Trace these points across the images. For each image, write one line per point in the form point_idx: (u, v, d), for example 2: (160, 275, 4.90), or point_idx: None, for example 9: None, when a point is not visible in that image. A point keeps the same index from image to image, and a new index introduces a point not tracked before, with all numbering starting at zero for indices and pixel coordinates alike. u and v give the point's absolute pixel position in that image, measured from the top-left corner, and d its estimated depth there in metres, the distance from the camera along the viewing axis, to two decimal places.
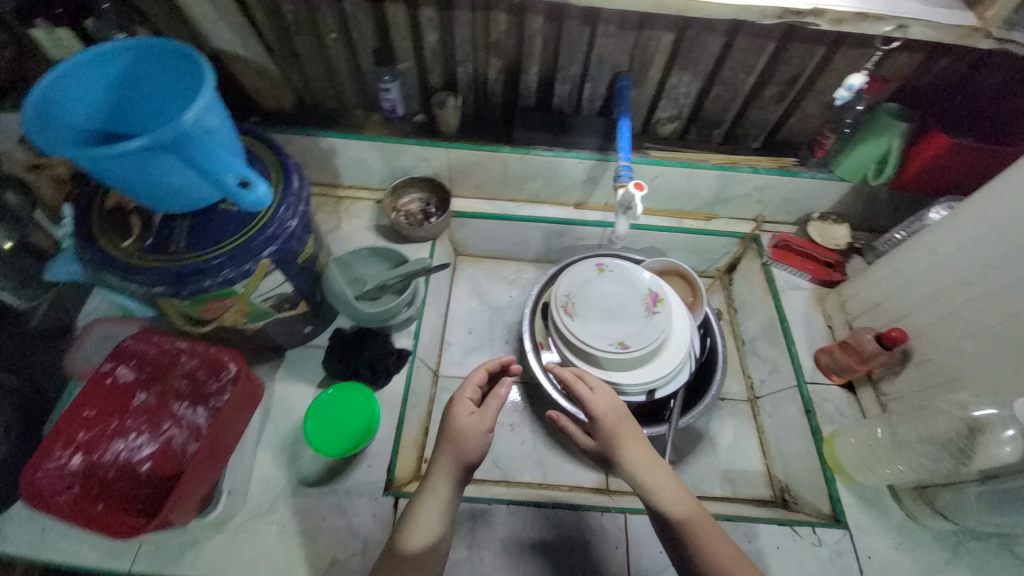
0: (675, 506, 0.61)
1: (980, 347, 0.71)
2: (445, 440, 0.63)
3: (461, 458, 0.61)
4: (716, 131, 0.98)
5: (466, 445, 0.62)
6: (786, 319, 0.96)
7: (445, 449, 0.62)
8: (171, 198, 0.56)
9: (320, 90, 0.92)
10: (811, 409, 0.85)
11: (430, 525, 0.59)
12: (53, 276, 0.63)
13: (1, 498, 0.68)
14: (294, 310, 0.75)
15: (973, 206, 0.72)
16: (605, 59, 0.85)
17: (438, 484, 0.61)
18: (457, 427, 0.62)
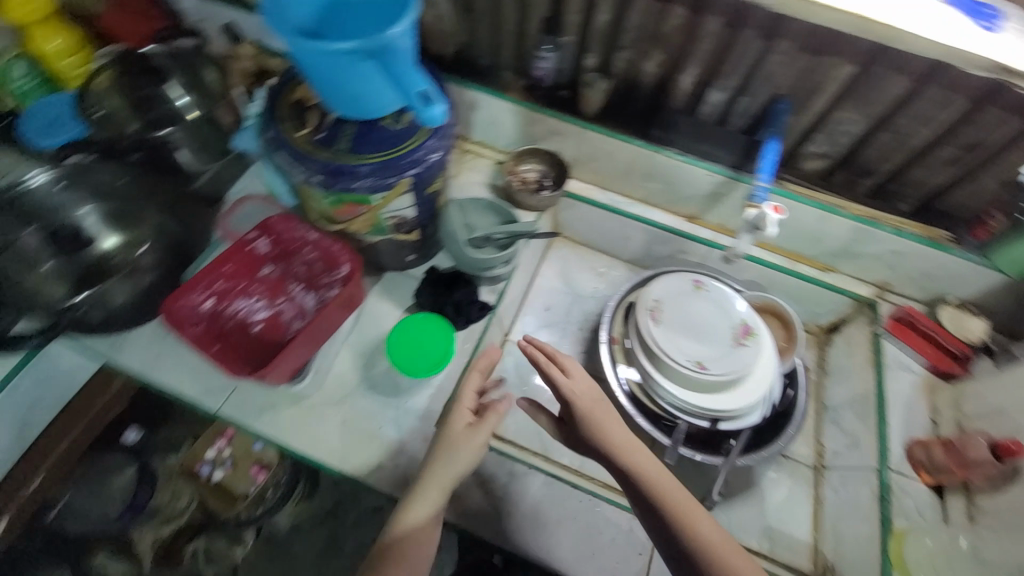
0: (664, 491, 0.67)
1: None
2: (440, 449, 0.70)
3: (459, 466, 0.69)
4: (866, 181, 0.90)
5: (456, 438, 0.70)
6: (885, 397, 0.88)
7: (444, 452, 0.70)
8: (354, 101, 0.62)
9: (478, 46, 0.96)
10: (887, 496, 0.78)
11: (425, 512, 0.67)
12: (239, 145, 0.77)
13: (127, 320, 0.76)
14: (407, 235, 0.81)
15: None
16: (771, 77, 0.82)
17: (432, 481, 0.68)
18: (454, 438, 0.70)
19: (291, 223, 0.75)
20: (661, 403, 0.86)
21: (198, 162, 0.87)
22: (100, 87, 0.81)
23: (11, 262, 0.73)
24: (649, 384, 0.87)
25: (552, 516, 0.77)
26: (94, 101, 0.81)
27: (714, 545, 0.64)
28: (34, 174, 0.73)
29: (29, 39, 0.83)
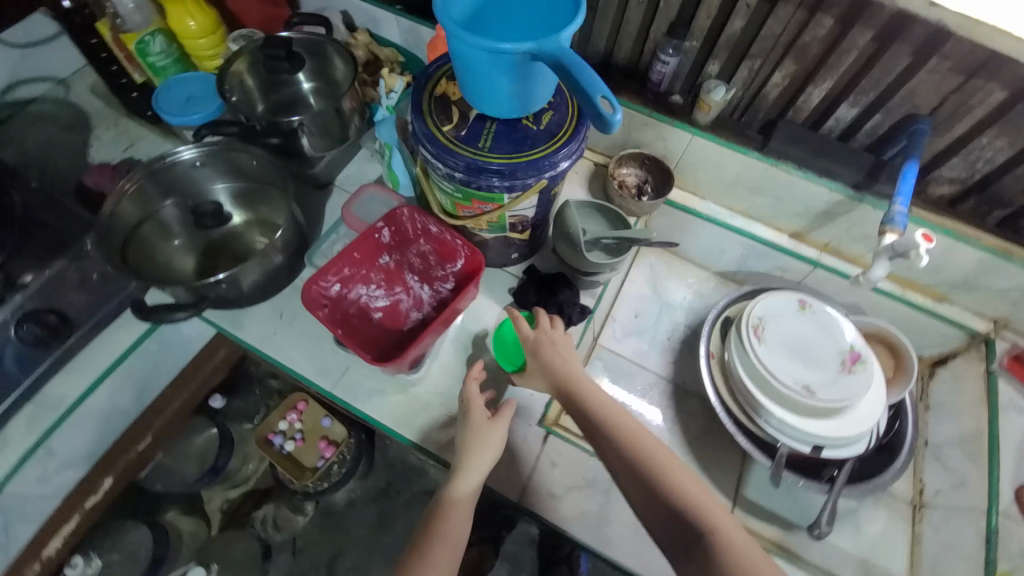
0: (621, 422, 0.66)
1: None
2: (464, 439, 0.71)
3: (486, 459, 0.70)
4: (998, 211, 0.85)
5: (480, 426, 0.72)
6: (996, 440, 0.84)
7: (474, 443, 0.71)
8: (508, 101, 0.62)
9: (595, 44, 0.94)
10: (993, 540, 0.76)
11: (459, 496, 0.68)
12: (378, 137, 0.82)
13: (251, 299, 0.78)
14: (520, 234, 0.80)
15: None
16: (913, 97, 0.78)
17: (465, 469, 0.70)
18: (477, 432, 0.71)
19: (415, 215, 0.75)
20: (760, 421, 0.85)
21: (316, 149, 0.87)
22: (237, 70, 0.84)
23: (151, 232, 0.77)
24: (748, 402, 0.86)
25: None
26: (234, 85, 0.83)
27: (672, 473, 0.62)
28: (180, 149, 0.77)
29: (171, 15, 0.85)
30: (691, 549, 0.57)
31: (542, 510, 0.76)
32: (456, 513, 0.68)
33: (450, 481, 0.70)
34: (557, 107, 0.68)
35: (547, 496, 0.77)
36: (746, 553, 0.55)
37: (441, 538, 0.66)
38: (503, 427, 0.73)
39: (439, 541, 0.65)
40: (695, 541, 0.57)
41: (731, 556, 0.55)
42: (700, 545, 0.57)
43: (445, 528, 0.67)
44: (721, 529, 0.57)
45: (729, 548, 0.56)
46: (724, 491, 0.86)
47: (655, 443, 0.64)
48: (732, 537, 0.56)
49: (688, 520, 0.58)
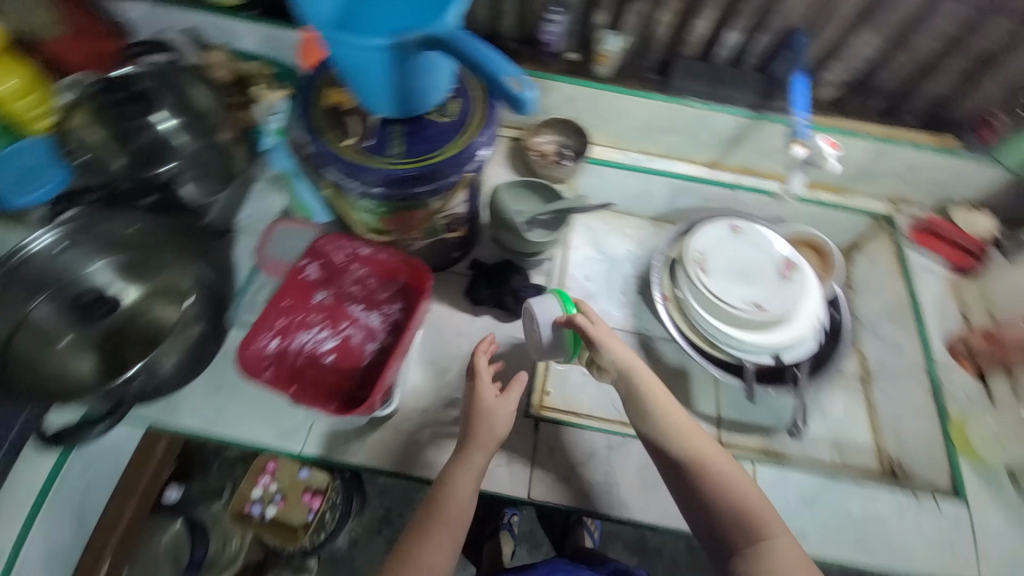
0: (694, 440, 0.70)
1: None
2: (472, 421, 0.69)
3: (491, 439, 0.68)
4: (877, 101, 0.93)
5: (487, 407, 0.69)
6: (917, 304, 0.95)
7: (482, 422, 0.68)
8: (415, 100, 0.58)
9: (478, 16, 0.90)
10: (938, 392, 0.87)
11: (462, 483, 0.65)
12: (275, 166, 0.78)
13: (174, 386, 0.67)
14: (455, 233, 0.77)
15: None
16: (789, 11, 0.82)
17: (469, 452, 0.67)
18: (484, 412, 0.69)
19: (342, 241, 0.68)
20: (725, 346, 0.89)
21: (202, 193, 0.76)
22: (77, 127, 0.74)
23: (28, 342, 0.65)
24: (711, 333, 0.89)
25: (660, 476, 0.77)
26: (76, 144, 0.74)
27: (737, 486, 0.68)
28: (33, 238, 0.64)
29: None
30: (736, 553, 0.65)
31: (552, 497, 0.75)
32: (455, 499, 0.64)
33: (450, 469, 0.66)
34: (461, 93, 0.65)
35: (555, 482, 0.76)
36: (794, 563, 0.62)
37: (440, 526, 0.63)
38: (509, 406, 0.71)
39: (435, 531, 0.63)
40: (743, 548, 0.64)
41: (776, 561, 0.63)
42: (748, 550, 0.64)
43: (445, 516, 0.64)
44: (774, 538, 0.64)
45: (778, 556, 0.63)
46: (710, 420, 0.90)
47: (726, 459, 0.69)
48: (783, 549, 0.63)
49: (742, 533, 0.65)
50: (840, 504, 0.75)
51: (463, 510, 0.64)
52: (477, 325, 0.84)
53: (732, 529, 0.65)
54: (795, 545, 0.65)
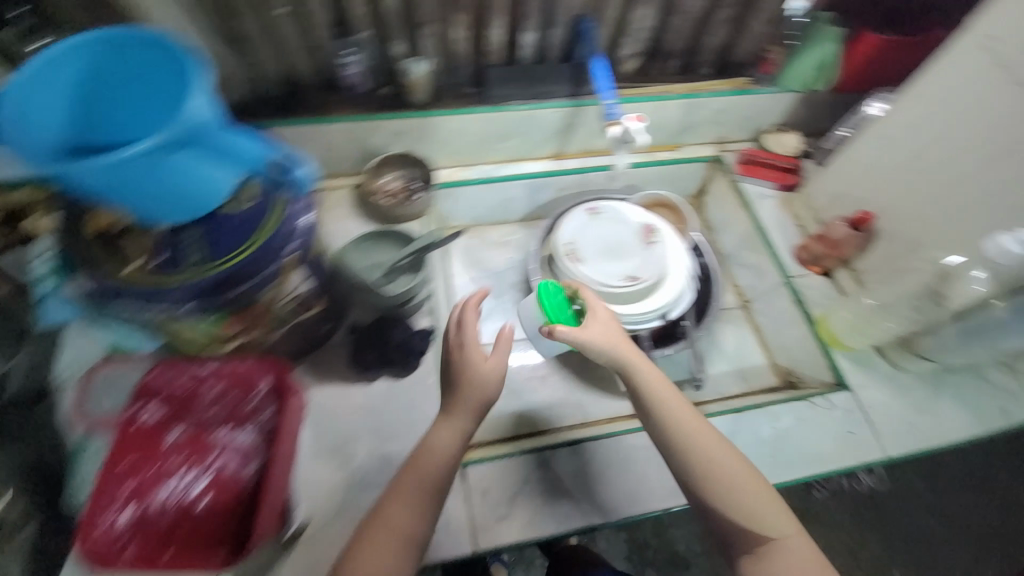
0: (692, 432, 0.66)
1: (953, 202, 0.75)
2: (459, 378, 0.69)
3: (479, 394, 0.68)
4: (674, 61, 1.01)
5: (478, 359, 0.70)
6: (762, 227, 1.03)
7: (471, 378, 0.68)
8: (190, 200, 0.51)
9: (270, 75, 0.85)
10: (799, 298, 0.94)
11: (443, 440, 0.64)
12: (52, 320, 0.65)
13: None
14: (311, 312, 0.73)
15: (921, 83, 0.77)
16: (569, 2, 0.85)
17: (454, 410, 0.67)
18: (473, 369, 0.69)
19: (178, 367, 0.63)
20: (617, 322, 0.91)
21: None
22: None
23: None
24: None
25: (595, 470, 0.77)
26: None
27: (741, 481, 0.64)
28: None
29: None
30: (748, 550, 0.62)
31: (500, 540, 0.71)
32: (435, 455, 0.63)
33: (433, 431, 0.66)
34: None
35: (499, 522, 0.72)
36: (807, 559, 0.59)
37: (415, 484, 0.61)
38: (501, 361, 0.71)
39: (406, 491, 0.60)
40: (756, 544, 0.61)
41: (788, 556, 0.60)
42: (759, 548, 0.61)
43: (422, 472, 0.62)
44: (785, 534, 0.61)
45: (788, 555, 0.60)
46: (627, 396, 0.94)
47: (728, 454, 0.65)
48: (791, 543, 0.60)
49: (748, 530, 0.62)
50: (752, 433, 0.80)
51: (442, 471, 0.62)
52: (375, 392, 0.80)
53: (739, 527, 0.62)
54: (807, 542, 0.62)
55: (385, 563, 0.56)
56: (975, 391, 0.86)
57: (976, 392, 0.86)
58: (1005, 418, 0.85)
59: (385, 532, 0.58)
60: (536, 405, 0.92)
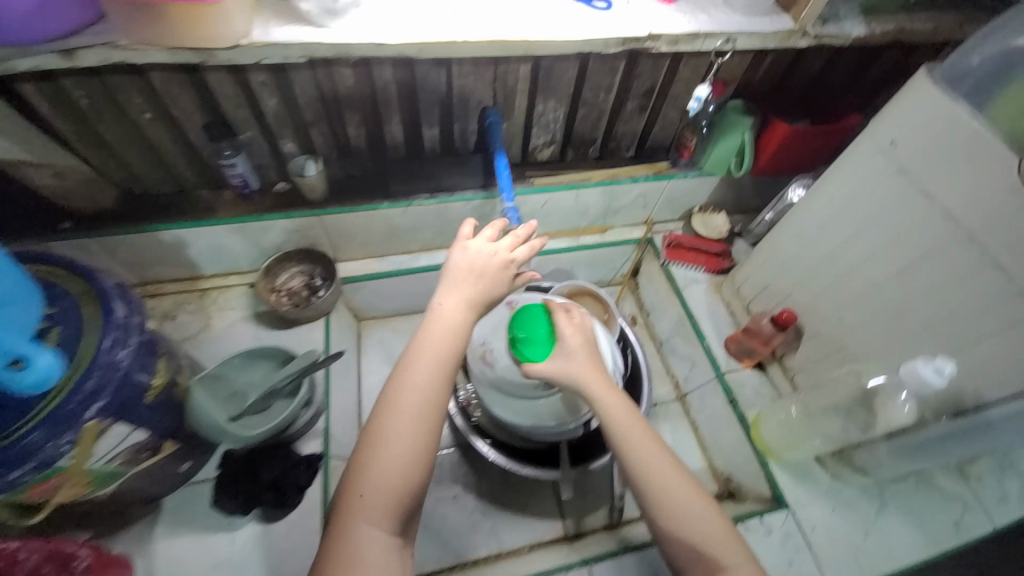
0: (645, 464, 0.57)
1: (871, 308, 0.70)
2: (459, 277, 0.59)
3: (481, 294, 0.59)
4: (592, 148, 0.97)
5: (482, 264, 0.60)
6: (693, 314, 0.98)
7: (482, 273, 0.60)
8: None
9: (146, 176, 0.79)
10: (733, 398, 0.87)
11: (451, 322, 0.57)
12: None
13: None
14: (155, 456, 0.63)
15: (827, 183, 0.71)
16: (468, 97, 0.81)
17: (457, 296, 0.59)
18: (488, 265, 0.60)
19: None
20: (541, 436, 0.80)
21: None
22: None
23: None
24: (520, 429, 0.81)
25: None
26: None
27: (694, 512, 0.55)
28: None
29: None
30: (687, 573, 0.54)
31: None
32: (449, 333, 0.56)
33: (440, 307, 0.58)
34: (63, 319, 0.51)
35: None
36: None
37: (435, 358, 0.55)
38: (503, 285, 0.61)
39: (427, 366, 0.54)
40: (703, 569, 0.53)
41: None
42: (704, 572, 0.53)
43: (440, 347, 0.56)
44: (729, 566, 0.52)
45: None
46: (549, 512, 0.86)
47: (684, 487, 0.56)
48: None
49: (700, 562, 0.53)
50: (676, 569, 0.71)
51: (461, 345, 0.57)
52: (245, 537, 0.70)
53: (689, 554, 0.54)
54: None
55: (414, 439, 0.52)
56: (920, 501, 0.79)
57: (921, 503, 0.79)
58: (956, 536, 0.77)
59: (414, 407, 0.53)
60: (445, 531, 0.83)
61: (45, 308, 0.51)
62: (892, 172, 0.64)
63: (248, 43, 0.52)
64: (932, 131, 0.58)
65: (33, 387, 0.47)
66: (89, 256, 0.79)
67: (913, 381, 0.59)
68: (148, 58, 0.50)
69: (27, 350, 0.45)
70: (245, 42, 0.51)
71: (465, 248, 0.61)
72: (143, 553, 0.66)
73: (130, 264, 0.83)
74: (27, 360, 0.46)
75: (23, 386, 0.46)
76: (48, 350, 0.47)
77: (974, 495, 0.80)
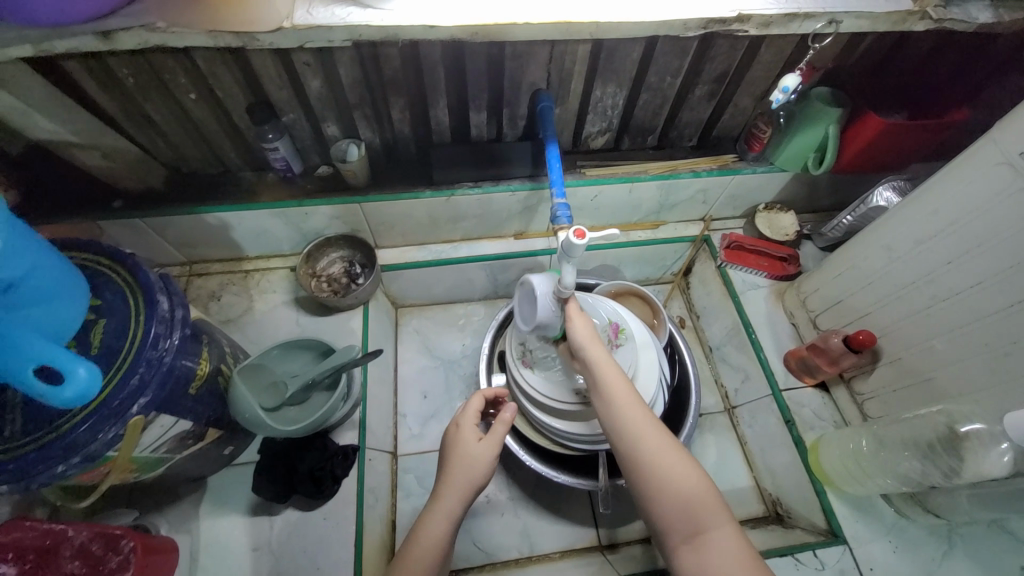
0: (628, 434, 0.56)
1: (973, 339, 0.61)
2: (446, 465, 0.59)
3: (464, 486, 0.57)
4: (651, 137, 0.89)
5: (460, 454, 0.59)
6: (751, 324, 0.90)
7: (452, 461, 0.59)
8: None
9: (192, 157, 0.78)
10: (789, 419, 0.80)
11: (431, 528, 0.55)
12: None
13: None
14: (201, 441, 0.63)
15: (935, 189, 0.62)
16: (520, 80, 0.74)
17: (442, 494, 0.57)
18: (461, 448, 0.59)
19: (24, 522, 0.54)
20: (578, 445, 0.75)
21: None
22: None
23: None
24: (557, 435, 0.76)
25: None
26: None
27: (675, 485, 0.52)
28: None
29: None
30: (673, 545, 0.51)
31: None
32: (431, 547, 0.54)
33: (425, 510, 0.57)
34: (109, 311, 0.51)
35: None
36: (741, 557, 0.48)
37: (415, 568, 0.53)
38: (473, 481, 0.58)
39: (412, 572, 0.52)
40: (686, 538, 0.50)
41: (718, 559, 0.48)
42: (689, 539, 0.50)
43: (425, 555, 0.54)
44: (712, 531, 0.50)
45: (720, 555, 0.48)
46: (582, 519, 0.83)
47: (665, 464, 0.53)
48: (721, 548, 0.49)
49: (680, 524, 0.51)
50: None
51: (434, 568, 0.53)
52: (282, 524, 0.71)
53: (668, 520, 0.52)
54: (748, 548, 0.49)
55: None
56: (1001, 551, 0.71)
57: (1003, 554, 0.71)
58: None
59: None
60: (476, 531, 0.82)
61: (91, 299, 0.51)
62: (1016, 188, 0.54)
63: (290, 26, 0.48)
64: None
65: (72, 401, 0.39)
66: (139, 234, 0.80)
67: (1017, 434, 0.51)
68: (187, 42, 0.48)
69: (64, 359, 0.39)
70: (286, 25, 0.48)
71: (453, 429, 0.62)
72: (189, 531, 0.69)
73: (178, 243, 0.84)
74: (66, 371, 0.39)
75: (62, 402, 0.39)
76: (83, 359, 0.40)
77: None
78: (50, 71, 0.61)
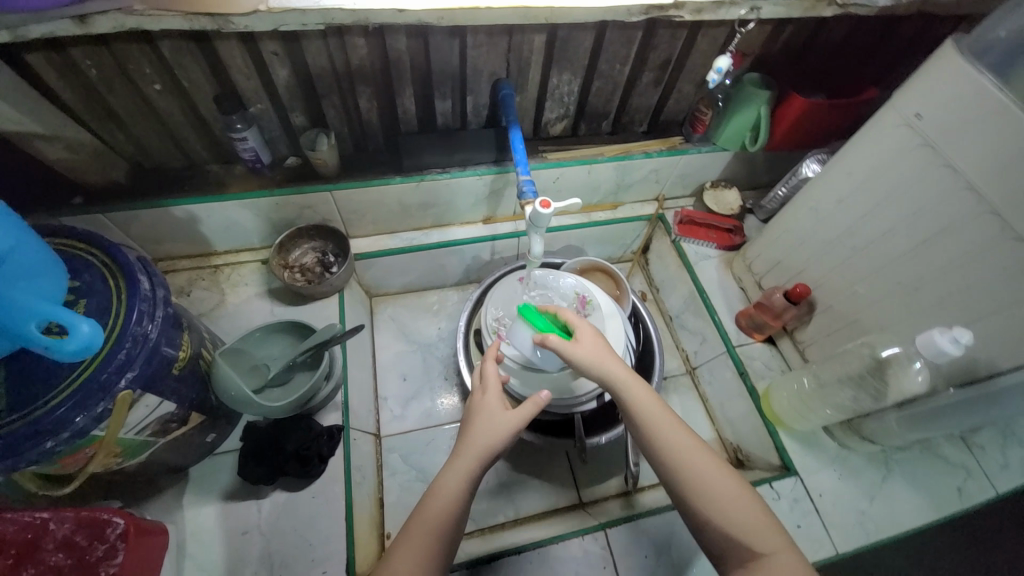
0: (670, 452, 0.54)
1: (889, 281, 0.71)
2: (469, 427, 0.62)
3: (483, 449, 0.59)
4: (605, 122, 0.96)
5: (486, 420, 0.61)
6: (705, 290, 0.98)
7: (477, 423, 0.61)
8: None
9: (157, 150, 0.78)
10: (743, 370, 0.88)
11: (449, 482, 0.56)
12: None
13: None
14: (185, 426, 0.64)
15: (849, 153, 0.71)
16: (481, 68, 0.78)
17: (462, 452, 0.59)
18: (483, 410, 0.62)
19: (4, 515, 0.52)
20: (555, 408, 0.80)
21: None
22: None
23: None
24: None
25: None
26: None
27: (727, 510, 0.50)
28: None
29: None
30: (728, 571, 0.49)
31: None
32: (448, 508, 0.54)
33: (446, 467, 0.59)
34: (88, 291, 0.51)
35: None
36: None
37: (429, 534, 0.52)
38: (494, 442, 0.59)
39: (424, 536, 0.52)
40: (743, 564, 0.48)
41: None
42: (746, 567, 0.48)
43: (437, 516, 0.53)
44: (770, 555, 0.47)
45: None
46: (562, 481, 0.88)
47: (711, 488, 0.51)
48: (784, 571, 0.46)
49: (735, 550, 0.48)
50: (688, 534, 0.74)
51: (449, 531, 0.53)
52: (270, 505, 0.72)
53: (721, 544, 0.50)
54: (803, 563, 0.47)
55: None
56: (927, 470, 0.81)
57: (928, 472, 0.81)
58: (959, 500, 0.79)
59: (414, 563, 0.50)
60: None
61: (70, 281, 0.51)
62: (915, 146, 0.63)
63: (264, 9, 0.52)
64: (960, 99, 0.57)
65: (76, 354, 0.41)
66: (102, 231, 0.79)
67: (930, 352, 0.61)
68: (163, 25, 0.51)
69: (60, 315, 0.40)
70: (262, 8, 0.51)
71: (479, 397, 0.65)
72: (173, 521, 0.68)
73: (144, 239, 0.83)
74: (67, 327, 0.41)
75: (66, 355, 0.41)
76: (80, 316, 0.42)
77: (976, 462, 0.82)
78: (8, 61, 0.60)
